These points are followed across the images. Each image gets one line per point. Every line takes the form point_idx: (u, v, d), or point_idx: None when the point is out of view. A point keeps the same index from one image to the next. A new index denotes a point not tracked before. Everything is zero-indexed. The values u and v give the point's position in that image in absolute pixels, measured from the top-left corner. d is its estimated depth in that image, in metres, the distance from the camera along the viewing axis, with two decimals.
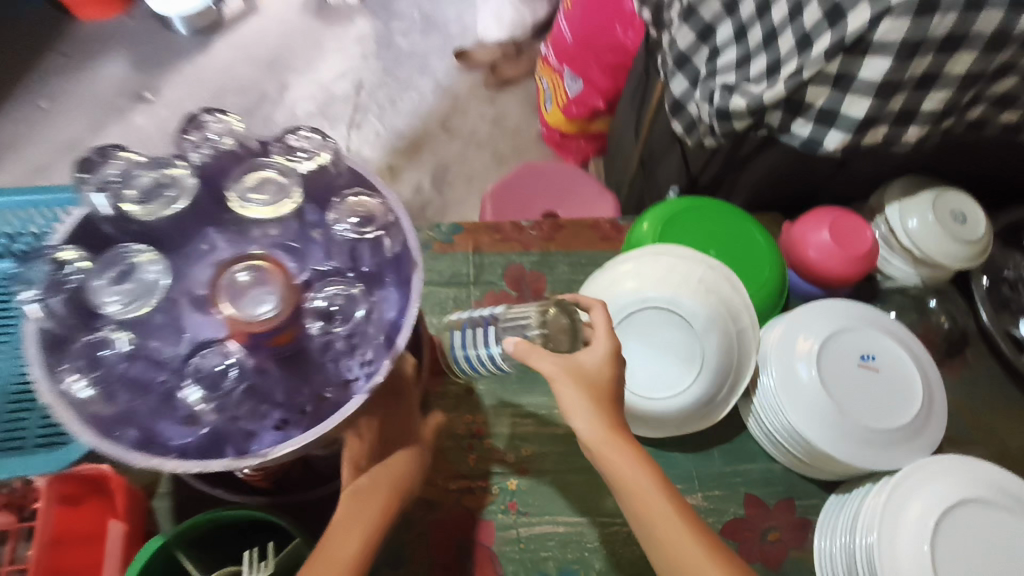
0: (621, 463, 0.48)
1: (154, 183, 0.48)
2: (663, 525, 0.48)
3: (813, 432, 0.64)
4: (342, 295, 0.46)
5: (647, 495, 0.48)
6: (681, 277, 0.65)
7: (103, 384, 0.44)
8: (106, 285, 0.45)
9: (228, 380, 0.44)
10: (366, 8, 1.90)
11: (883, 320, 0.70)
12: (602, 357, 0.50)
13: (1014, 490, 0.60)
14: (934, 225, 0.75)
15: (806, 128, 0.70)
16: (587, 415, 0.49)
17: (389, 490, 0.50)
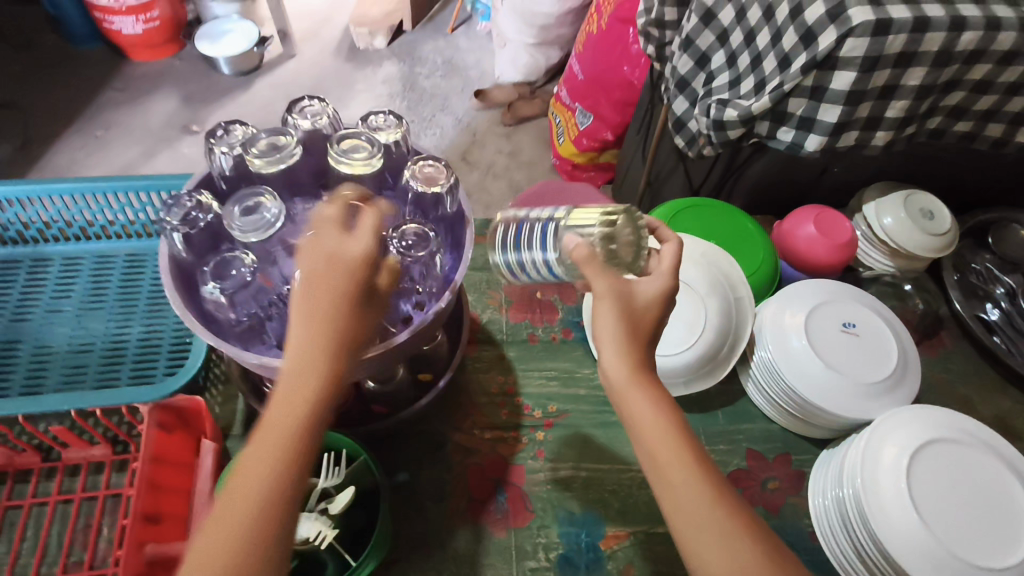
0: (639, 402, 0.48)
1: (268, 145, 0.59)
2: (666, 451, 0.47)
3: (804, 386, 0.73)
4: (417, 235, 0.59)
5: (658, 435, 0.48)
6: (684, 252, 0.78)
7: (231, 290, 0.55)
8: (237, 215, 0.56)
9: None
10: (393, 54, 2.09)
11: (860, 295, 0.80)
12: (653, 291, 0.51)
13: (972, 429, 0.70)
14: (906, 220, 0.85)
15: (789, 134, 0.83)
16: (612, 350, 0.49)
17: (348, 276, 0.45)
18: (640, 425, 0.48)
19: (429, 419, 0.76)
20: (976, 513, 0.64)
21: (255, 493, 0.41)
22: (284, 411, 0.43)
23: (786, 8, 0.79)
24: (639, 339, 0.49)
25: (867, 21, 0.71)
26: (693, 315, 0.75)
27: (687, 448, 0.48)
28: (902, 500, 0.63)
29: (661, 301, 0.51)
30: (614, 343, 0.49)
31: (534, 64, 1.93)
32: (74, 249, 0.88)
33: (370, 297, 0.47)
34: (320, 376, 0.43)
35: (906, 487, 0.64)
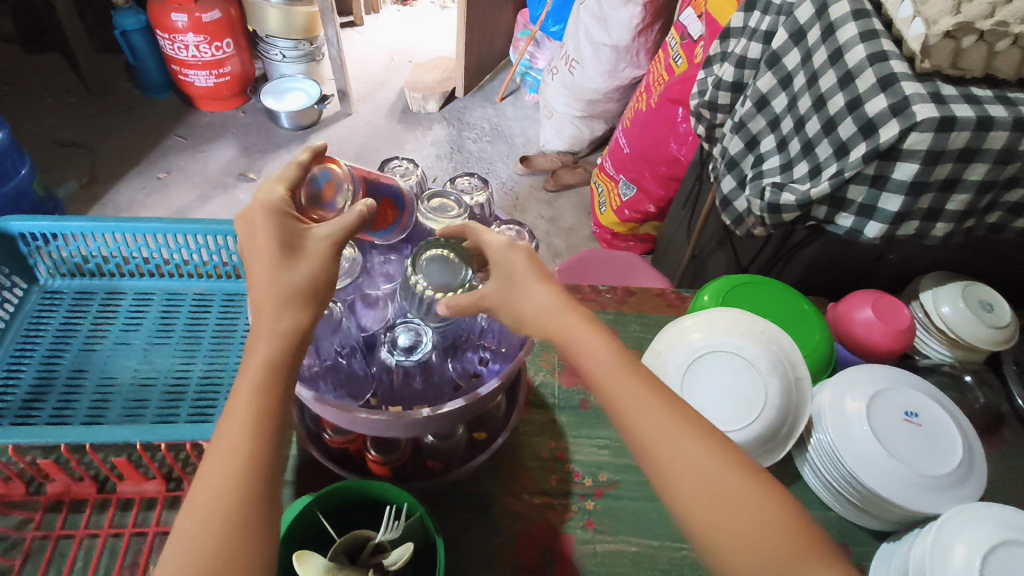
0: (567, 325, 0.53)
1: None
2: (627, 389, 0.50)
3: (870, 477, 0.71)
4: None
5: (594, 354, 0.52)
6: (745, 328, 0.78)
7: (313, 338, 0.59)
8: None
9: (422, 348, 0.58)
10: (444, 118, 2.19)
11: (921, 383, 0.79)
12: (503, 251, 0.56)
13: None
14: (965, 310, 0.85)
15: (848, 220, 0.85)
16: (536, 290, 0.54)
17: (266, 249, 0.49)
18: (582, 354, 0.52)
19: (478, 479, 0.75)
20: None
21: (232, 459, 0.44)
22: (254, 379, 0.46)
23: (842, 100, 0.83)
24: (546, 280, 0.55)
25: (931, 117, 0.73)
26: (752, 393, 0.74)
27: (628, 366, 0.52)
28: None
29: (511, 269, 0.55)
30: (513, 299, 0.54)
31: (578, 136, 2.00)
32: (147, 285, 0.92)
33: (302, 254, 0.50)
34: (280, 347, 0.47)
35: None
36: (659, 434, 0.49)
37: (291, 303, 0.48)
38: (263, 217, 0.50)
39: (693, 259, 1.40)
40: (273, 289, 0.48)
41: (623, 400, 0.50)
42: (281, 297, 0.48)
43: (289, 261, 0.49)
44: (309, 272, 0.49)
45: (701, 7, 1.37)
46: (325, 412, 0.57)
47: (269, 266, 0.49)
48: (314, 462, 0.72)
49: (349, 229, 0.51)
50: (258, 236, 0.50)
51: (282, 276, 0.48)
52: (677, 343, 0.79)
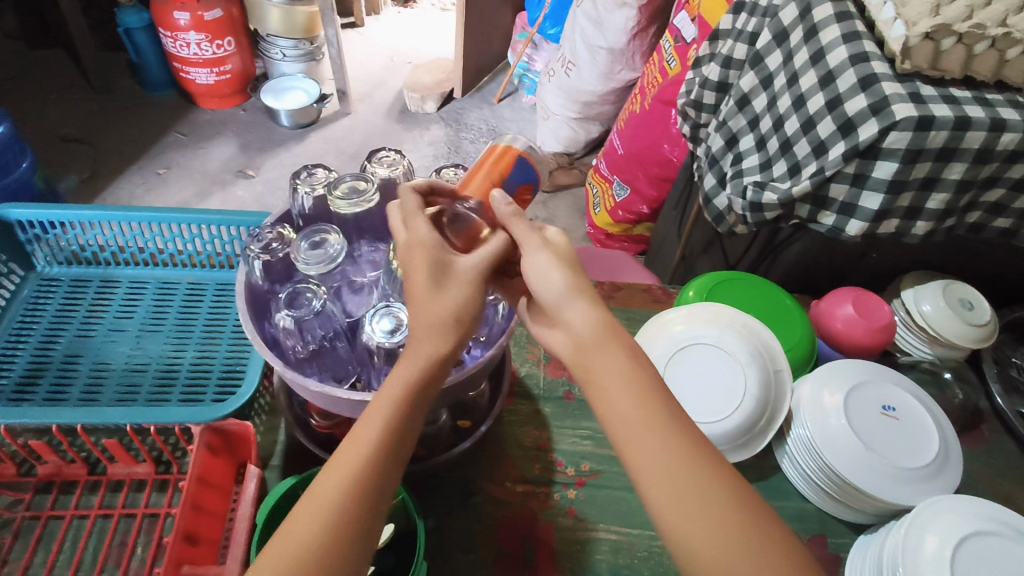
0: (592, 346, 0.47)
1: (350, 188, 0.66)
2: (643, 418, 0.45)
3: (848, 471, 0.72)
4: None
5: (623, 391, 0.46)
6: (726, 321, 0.79)
7: (300, 320, 0.59)
8: (305, 248, 0.62)
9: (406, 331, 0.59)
10: (441, 118, 2.21)
11: (898, 378, 0.80)
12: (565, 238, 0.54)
13: (1013, 522, 0.67)
14: (945, 308, 0.87)
15: (831, 219, 0.87)
16: (570, 308, 0.49)
17: (424, 275, 0.49)
18: (599, 371, 0.47)
19: (463, 467, 0.76)
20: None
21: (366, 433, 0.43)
22: (416, 369, 0.46)
23: (821, 99, 0.84)
24: (589, 289, 0.50)
25: (910, 116, 0.75)
26: (732, 384, 0.75)
27: (647, 393, 0.46)
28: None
29: (556, 256, 0.52)
30: (540, 259, 0.51)
31: (574, 137, 2.02)
32: (141, 273, 0.93)
33: (452, 281, 0.49)
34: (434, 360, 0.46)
35: None
36: (681, 504, 0.42)
37: (449, 320, 0.48)
38: (421, 251, 0.51)
39: (684, 259, 1.41)
40: (436, 305, 0.48)
41: (646, 455, 0.44)
42: (432, 324, 0.47)
43: (454, 286, 0.49)
44: (466, 300, 0.49)
45: (694, 9, 1.39)
46: (309, 395, 0.59)
47: (432, 289, 0.48)
48: (301, 448, 0.73)
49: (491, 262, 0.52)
50: (421, 264, 0.50)
51: (444, 297, 0.48)
52: (659, 336, 0.81)
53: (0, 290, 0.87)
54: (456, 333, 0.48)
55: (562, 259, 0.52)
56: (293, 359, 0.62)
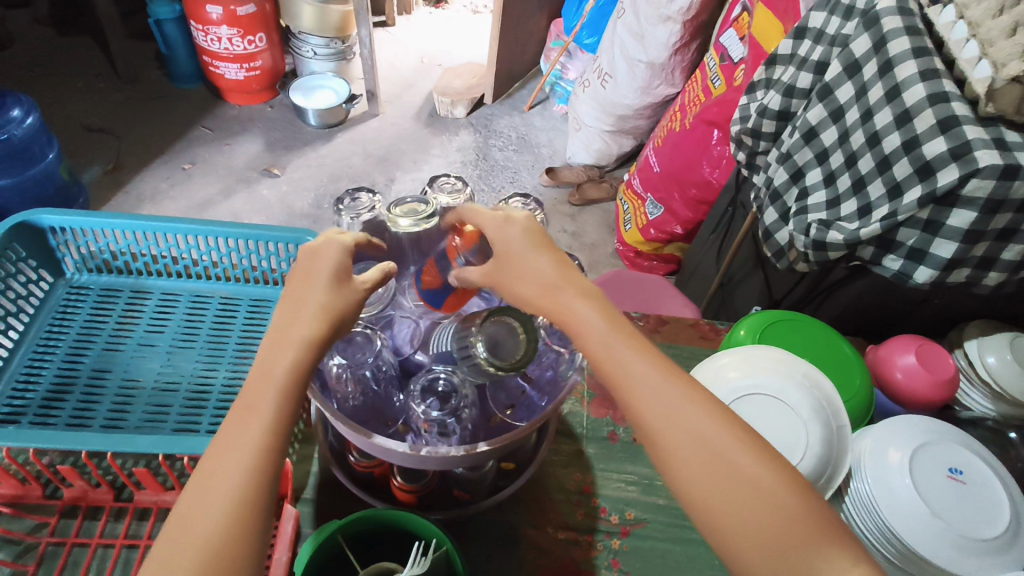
0: (558, 296, 0.50)
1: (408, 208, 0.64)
2: (614, 351, 0.48)
3: (911, 537, 0.68)
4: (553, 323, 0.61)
5: (599, 330, 0.49)
6: (786, 370, 0.75)
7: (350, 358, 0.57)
8: None
9: (455, 399, 0.55)
10: (470, 124, 2.18)
11: (963, 437, 0.76)
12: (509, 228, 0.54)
13: None
14: (1012, 363, 0.82)
15: (897, 263, 0.83)
16: (526, 277, 0.51)
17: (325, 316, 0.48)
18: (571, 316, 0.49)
19: (503, 510, 0.73)
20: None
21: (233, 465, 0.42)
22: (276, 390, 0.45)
23: (898, 139, 0.81)
24: (546, 256, 0.52)
25: (994, 164, 0.71)
26: (792, 439, 0.71)
27: (615, 329, 0.49)
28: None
29: (502, 268, 0.53)
30: (510, 274, 0.53)
31: (606, 150, 1.98)
32: (175, 285, 0.91)
33: (342, 303, 0.50)
34: (296, 364, 0.46)
35: None
36: (654, 413, 0.46)
37: (312, 317, 0.48)
38: (307, 279, 0.50)
39: (721, 285, 1.38)
40: (302, 315, 0.48)
41: (633, 385, 0.47)
42: (284, 341, 0.47)
43: (311, 285, 0.50)
44: (341, 299, 0.50)
45: (743, 29, 1.35)
46: (354, 439, 0.54)
47: (318, 290, 0.49)
48: (337, 483, 0.70)
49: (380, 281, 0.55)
50: (308, 276, 0.50)
51: (312, 300, 0.49)
52: (712, 382, 0.77)
53: (29, 297, 0.84)
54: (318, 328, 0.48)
55: (506, 260, 0.53)
56: (334, 396, 0.58)
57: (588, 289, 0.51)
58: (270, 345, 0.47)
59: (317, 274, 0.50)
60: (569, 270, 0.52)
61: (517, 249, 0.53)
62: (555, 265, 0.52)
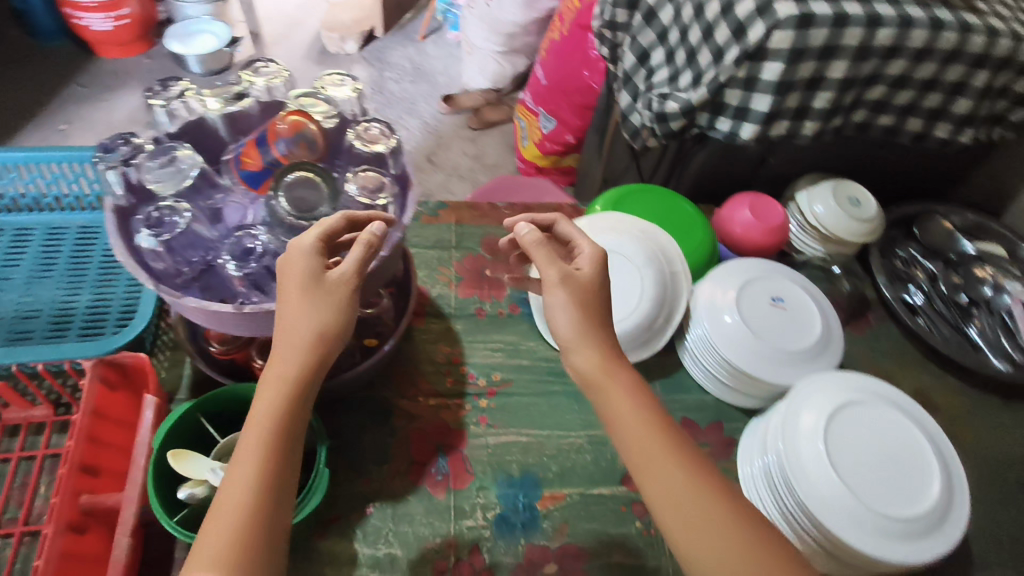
0: (578, 331, 0.53)
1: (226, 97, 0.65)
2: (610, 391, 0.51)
3: (739, 359, 0.75)
4: (374, 180, 0.61)
5: (631, 425, 0.50)
6: (625, 228, 0.81)
7: (168, 240, 0.55)
8: (153, 166, 0.58)
9: (258, 253, 0.57)
10: (364, 58, 2.13)
11: (785, 271, 0.84)
12: (592, 265, 0.57)
13: (877, 389, 0.73)
14: (835, 208, 0.90)
15: (727, 124, 0.89)
16: (579, 348, 0.52)
17: (313, 329, 0.48)
18: (578, 343, 0.53)
19: (374, 387, 0.76)
20: (898, 477, 0.66)
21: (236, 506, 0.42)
22: (269, 417, 0.46)
23: (717, 5, 0.85)
24: (590, 296, 0.55)
25: (791, 15, 0.77)
26: (630, 286, 0.78)
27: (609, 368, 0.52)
28: (818, 458, 0.66)
29: (577, 290, 0.54)
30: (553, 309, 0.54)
31: (501, 72, 1.95)
32: (29, 219, 0.89)
33: (332, 304, 0.49)
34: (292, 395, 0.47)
35: (824, 449, 0.66)
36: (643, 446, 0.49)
37: (297, 353, 0.48)
38: (297, 285, 0.49)
39: (606, 182, 1.44)
40: (287, 357, 0.47)
41: (649, 475, 0.48)
42: (285, 354, 0.48)
43: (302, 291, 0.49)
44: (331, 302, 0.49)
45: None
46: (190, 313, 0.56)
47: (300, 312, 0.48)
48: (207, 380, 0.72)
49: (363, 264, 0.51)
50: (297, 280, 0.49)
51: (300, 327, 0.48)
52: None
53: None
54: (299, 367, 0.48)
55: (581, 294, 0.54)
56: (160, 273, 0.56)
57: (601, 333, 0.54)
58: (272, 366, 0.48)
59: (300, 279, 0.49)
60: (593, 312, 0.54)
61: (599, 290, 0.55)
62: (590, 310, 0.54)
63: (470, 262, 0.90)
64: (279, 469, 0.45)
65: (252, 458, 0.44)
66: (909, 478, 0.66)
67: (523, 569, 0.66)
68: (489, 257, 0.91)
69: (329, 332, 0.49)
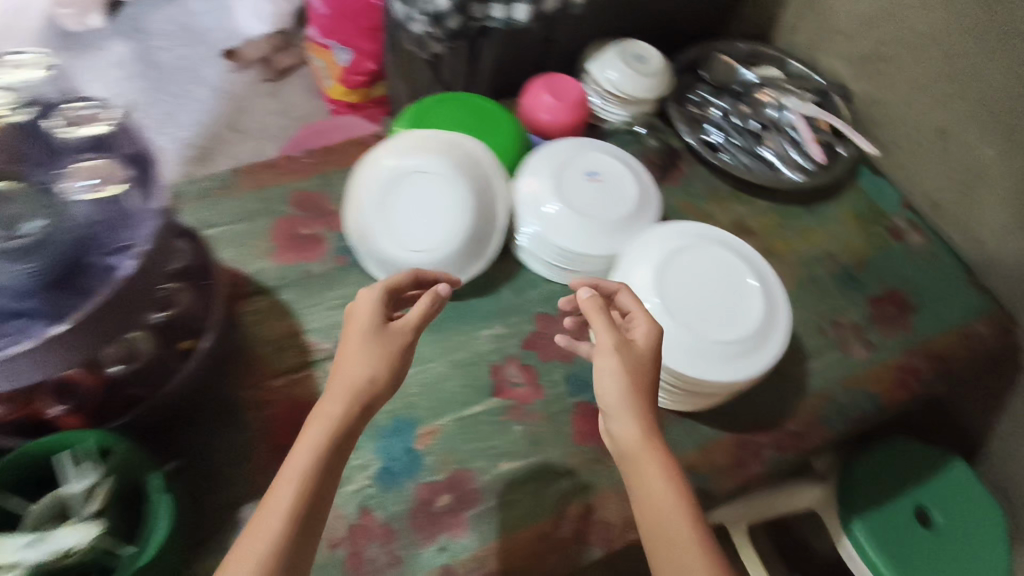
0: (611, 383, 0.54)
1: None
2: (644, 455, 0.51)
3: (570, 244, 0.77)
4: (100, 171, 0.55)
5: (649, 483, 0.50)
6: (425, 143, 0.76)
7: None
8: None
9: None
10: (117, 30, 1.77)
11: (594, 142, 0.83)
12: (647, 332, 0.58)
13: (696, 229, 0.77)
14: (626, 71, 0.92)
15: (501, 10, 0.87)
16: (623, 415, 0.53)
17: (358, 377, 0.51)
18: (607, 383, 0.54)
19: (210, 388, 0.69)
20: (729, 305, 0.71)
21: (263, 540, 0.43)
22: (316, 455, 0.47)
23: None
24: (636, 357, 0.56)
25: None
26: (444, 205, 0.74)
27: (649, 441, 0.52)
28: (658, 317, 0.70)
29: (626, 360, 0.55)
30: (602, 363, 0.55)
31: (280, 13, 1.79)
32: None
33: (381, 351, 0.53)
34: (339, 437, 0.48)
35: (660, 304, 0.70)
36: (654, 501, 0.49)
37: (341, 396, 0.50)
38: (355, 337, 0.54)
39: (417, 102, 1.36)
40: (339, 393, 0.50)
41: (655, 524, 0.48)
42: (341, 385, 0.51)
43: (360, 336, 0.54)
44: (386, 344, 0.54)
45: None
46: None
47: (358, 354, 0.52)
48: None
49: (424, 318, 0.57)
50: (355, 328, 0.55)
51: (358, 369, 0.52)
52: (367, 178, 0.75)
53: None
54: (348, 403, 0.50)
55: (632, 363, 0.55)
56: None
57: (642, 390, 0.54)
58: (329, 393, 0.51)
59: (352, 339, 0.54)
60: (636, 368, 0.55)
61: (649, 365, 0.56)
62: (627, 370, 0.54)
63: (282, 226, 0.82)
64: (314, 509, 0.45)
65: (298, 490, 0.45)
66: (739, 304, 0.72)
67: (418, 510, 0.66)
68: (301, 213, 0.84)
69: (383, 377, 0.52)
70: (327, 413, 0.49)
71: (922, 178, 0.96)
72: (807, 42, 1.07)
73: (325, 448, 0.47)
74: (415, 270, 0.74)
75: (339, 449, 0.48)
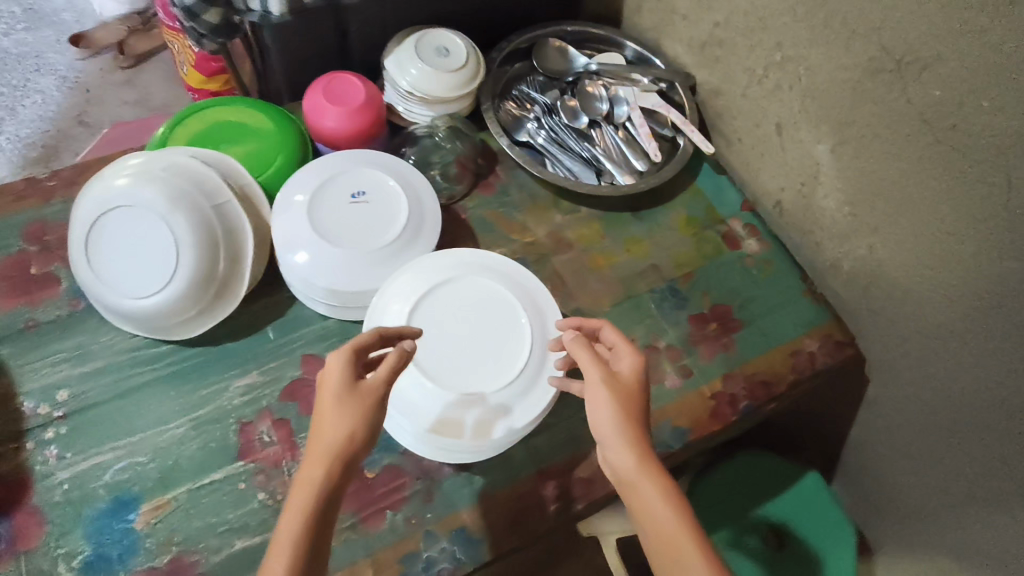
0: (602, 424, 0.53)
1: None
2: (641, 492, 0.50)
3: (330, 282, 0.67)
4: None
5: (654, 520, 0.49)
6: (139, 170, 0.66)
7: None
8: None
9: None
10: None
11: (364, 154, 0.73)
12: (633, 365, 0.56)
13: (464, 257, 0.69)
14: (426, 69, 0.80)
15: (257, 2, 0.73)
16: (617, 446, 0.52)
17: (328, 444, 0.49)
18: (598, 424, 0.54)
19: None
20: (490, 355, 0.65)
21: None
22: (290, 527, 0.46)
23: None
24: (628, 392, 0.55)
25: None
26: (165, 242, 0.65)
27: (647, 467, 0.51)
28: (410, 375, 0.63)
29: (620, 396, 0.54)
30: (591, 408, 0.54)
31: None
32: None
33: (350, 408, 0.51)
34: (314, 502, 0.47)
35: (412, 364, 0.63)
36: (661, 535, 0.48)
37: (316, 459, 0.49)
38: (330, 398, 0.51)
39: None
40: (312, 462, 0.49)
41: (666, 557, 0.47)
42: (316, 453, 0.49)
43: (326, 399, 0.51)
44: (356, 405, 0.51)
45: None
46: None
47: (335, 415, 0.50)
48: None
49: (392, 374, 0.53)
50: (325, 390, 0.52)
51: (328, 433, 0.50)
52: (78, 217, 0.66)
53: None
54: (326, 466, 0.48)
55: (625, 399, 0.54)
56: None
57: (635, 428, 0.53)
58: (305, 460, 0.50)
59: (323, 401, 0.51)
60: (627, 401, 0.54)
61: (638, 397, 0.55)
62: (616, 406, 0.54)
63: (9, 265, 0.71)
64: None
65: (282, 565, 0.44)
66: (503, 349, 0.65)
67: None
68: (34, 249, 0.73)
69: (362, 434, 0.51)
70: (307, 478, 0.48)
71: (761, 179, 0.87)
72: (651, 23, 0.95)
73: (301, 515, 0.46)
74: (157, 319, 0.66)
75: (323, 515, 0.47)
